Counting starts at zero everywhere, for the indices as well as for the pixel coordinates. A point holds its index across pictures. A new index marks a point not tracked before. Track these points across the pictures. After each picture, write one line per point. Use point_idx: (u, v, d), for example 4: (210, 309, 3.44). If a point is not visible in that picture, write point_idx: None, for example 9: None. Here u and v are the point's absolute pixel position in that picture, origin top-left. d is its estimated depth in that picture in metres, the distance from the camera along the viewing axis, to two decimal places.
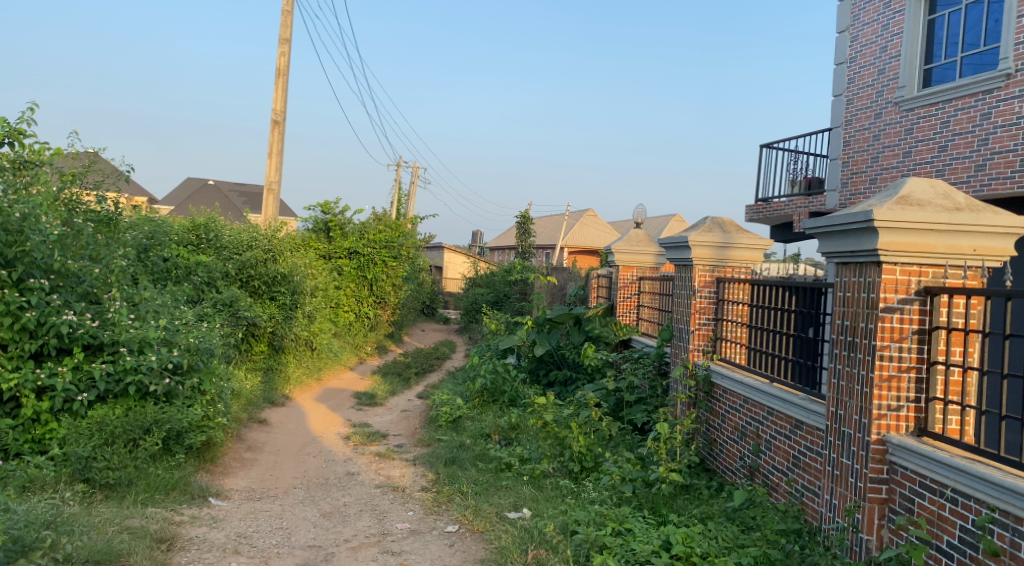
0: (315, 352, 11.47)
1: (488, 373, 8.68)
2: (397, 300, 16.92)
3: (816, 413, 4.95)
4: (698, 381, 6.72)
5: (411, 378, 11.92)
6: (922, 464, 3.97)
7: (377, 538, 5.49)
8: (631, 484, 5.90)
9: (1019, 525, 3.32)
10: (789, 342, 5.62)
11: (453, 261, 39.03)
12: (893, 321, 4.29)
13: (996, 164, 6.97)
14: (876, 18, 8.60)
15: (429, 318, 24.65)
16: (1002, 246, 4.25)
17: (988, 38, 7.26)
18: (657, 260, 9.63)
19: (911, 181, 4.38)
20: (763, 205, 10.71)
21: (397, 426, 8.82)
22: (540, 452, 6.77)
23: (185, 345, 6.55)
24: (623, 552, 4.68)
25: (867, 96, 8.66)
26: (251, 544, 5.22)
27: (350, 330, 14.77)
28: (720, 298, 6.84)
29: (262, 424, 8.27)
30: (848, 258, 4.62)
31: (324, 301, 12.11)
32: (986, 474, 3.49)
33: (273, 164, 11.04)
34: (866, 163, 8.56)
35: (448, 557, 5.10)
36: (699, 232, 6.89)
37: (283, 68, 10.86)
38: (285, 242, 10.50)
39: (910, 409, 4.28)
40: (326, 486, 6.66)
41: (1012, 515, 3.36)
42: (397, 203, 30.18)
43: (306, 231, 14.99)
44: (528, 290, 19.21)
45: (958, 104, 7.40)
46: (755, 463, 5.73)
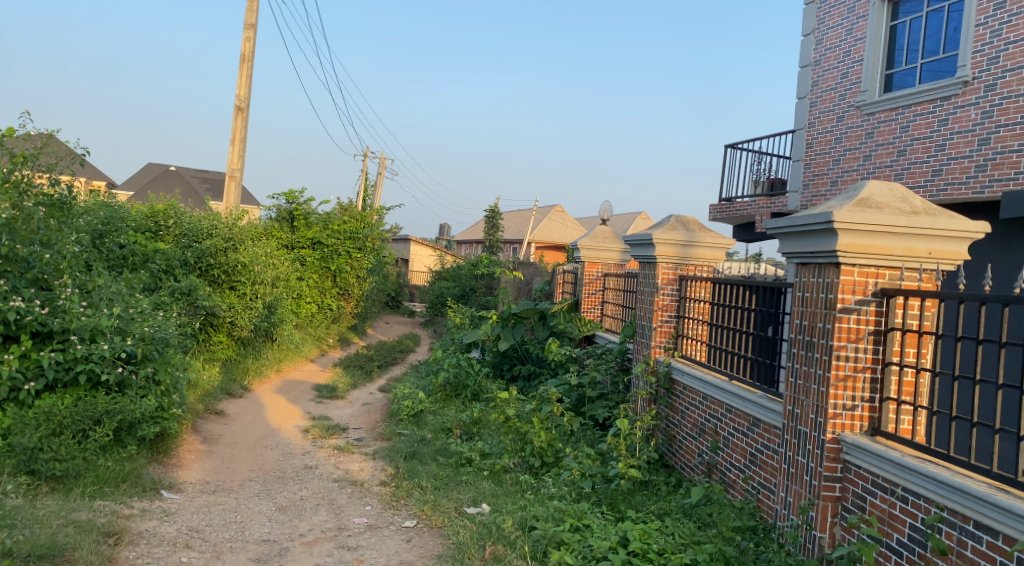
0: (275, 343, 11.28)
1: (451, 368, 8.62)
2: (361, 292, 16.78)
3: (773, 411, 5.02)
4: (659, 377, 6.75)
5: (372, 372, 11.80)
6: (875, 463, 4.04)
7: (333, 532, 5.43)
8: (590, 479, 5.92)
9: (966, 524, 3.43)
10: (748, 341, 5.68)
11: (419, 254, 38.99)
12: (850, 322, 4.36)
13: (952, 169, 7.08)
14: (841, 22, 8.69)
15: (393, 311, 24.54)
16: (956, 250, 4.33)
17: (947, 46, 7.38)
18: (623, 256, 9.58)
19: (871, 183, 4.43)
20: (726, 204, 10.79)
21: (358, 419, 8.73)
22: (501, 447, 6.71)
23: (140, 335, 6.38)
24: (581, 548, 4.71)
25: (830, 100, 8.75)
26: (202, 538, 5.13)
27: (311, 321, 14.57)
28: (682, 296, 6.86)
29: (219, 416, 8.12)
30: (807, 258, 4.70)
31: (285, 291, 11.90)
32: (934, 473, 3.58)
33: (236, 151, 10.80)
34: (828, 164, 8.66)
35: (406, 553, 5.06)
36: (663, 230, 6.89)
37: (248, 54, 10.61)
38: (245, 231, 10.27)
39: (864, 408, 4.36)
40: (283, 479, 6.57)
41: (960, 514, 3.46)
42: (364, 194, 29.90)
43: (269, 220, 14.61)
44: (494, 284, 19.19)
45: (917, 109, 7.52)
46: (713, 459, 5.79)
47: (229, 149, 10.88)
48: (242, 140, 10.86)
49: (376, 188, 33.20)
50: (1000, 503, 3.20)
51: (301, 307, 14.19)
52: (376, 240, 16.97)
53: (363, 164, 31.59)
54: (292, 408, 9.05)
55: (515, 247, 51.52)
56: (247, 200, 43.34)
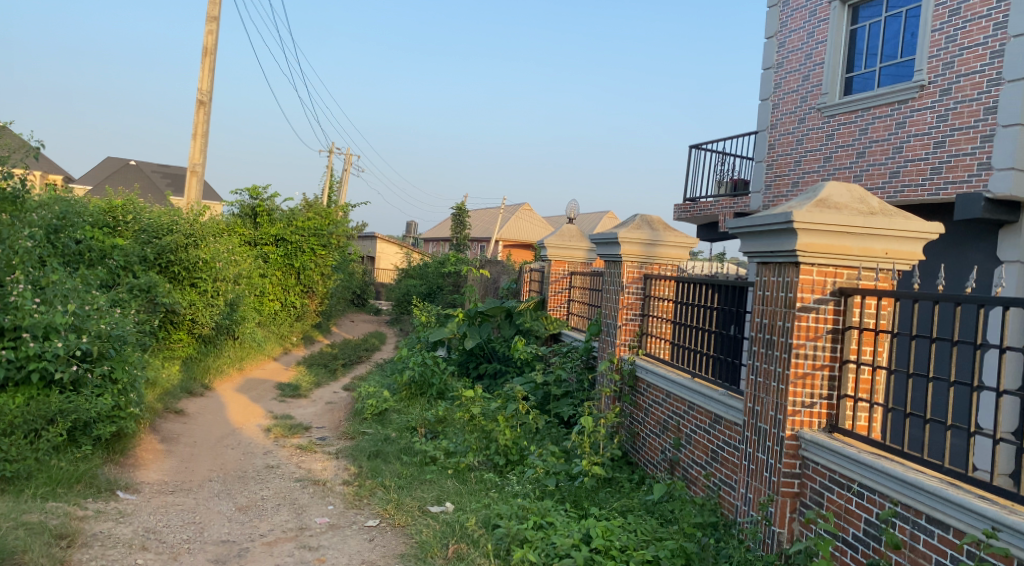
0: (237, 341, 11.12)
1: (416, 366, 8.58)
2: (325, 289, 16.62)
3: (735, 408, 5.09)
4: (623, 375, 6.80)
5: (337, 370, 11.69)
6: (832, 459, 4.12)
7: (294, 532, 5.37)
8: (554, 477, 5.91)
9: (919, 518, 3.50)
10: (710, 339, 5.74)
11: (385, 252, 38.85)
12: (809, 320, 4.43)
13: (909, 171, 7.23)
14: (802, 25, 8.83)
15: (358, 309, 24.35)
16: (911, 250, 4.42)
17: (904, 51, 7.55)
18: (589, 255, 9.61)
19: (830, 184, 4.51)
20: (691, 204, 10.90)
21: (321, 418, 8.63)
22: (466, 445, 6.69)
23: (96, 332, 6.20)
24: (544, 545, 4.71)
25: (792, 102, 8.88)
26: (159, 539, 5.03)
27: (275, 319, 14.39)
28: (646, 294, 6.91)
29: (178, 415, 7.97)
30: (767, 257, 4.76)
31: (247, 289, 11.72)
32: (889, 469, 3.65)
33: (198, 145, 10.61)
34: (790, 165, 8.79)
35: (368, 552, 5.02)
36: (628, 229, 6.93)
37: (210, 47, 10.43)
38: (207, 227, 10.09)
39: (822, 406, 4.43)
40: (243, 479, 6.47)
41: (913, 509, 3.54)
42: (330, 190, 29.63)
43: (232, 216, 14.37)
44: (461, 283, 19.16)
45: (876, 112, 7.67)
46: (676, 456, 5.84)
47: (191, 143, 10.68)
48: (204, 135, 10.67)
49: (342, 185, 32.87)
50: (951, 497, 3.28)
51: (264, 304, 14.00)
52: (340, 238, 16.82)
53: (329, 160, 31.23)
54: (254, 407, 8.92)
55: (483, 246, 51.51)
56: (211, 196, 42.61)
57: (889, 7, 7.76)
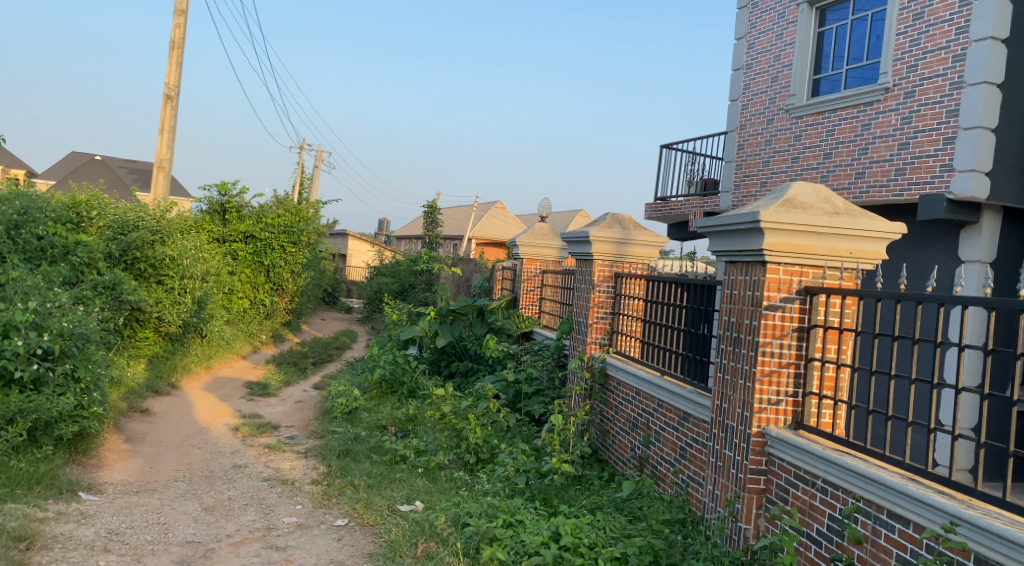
0: (204, 340, 10.98)
1: (387, 365, 8.54)
2: (295, 287, 16.48)
3: (703, 406, 5.14)
4: (594, 373, 6.83)
5: (306, 369, 11.59)
6: (797, 456, 4.17)
7: (261, 533, 5.31)
8: (524, 475, 5.90)
9: (880, 513, 3.56)
10: (680, 337, 5.79)
11: (356, 249, 38.67)
12: (775, 318, 4.48)
13: (874, 172, 7.34)
14: (771, 27, 8.93)
15: (330, 307, 24.18)
16: (874, 250, 4.49)
17: (870, 53, 7.67)
18: (561, 253, 9.62)
19: (796, 185, 4.56)
20: (662, 203, 10.97)
21: (290, 417, 8.55)
22: (436, 444, 6.68)
23: (58, 330, 6.03)
24: (513, 543, 4.72)
25: (761, 103, 8.98)
26: (122, 541, 4.94)
27: (243, 317, 14.22)
28: (617, 292, 6.94)
29: (144, 414, 7.84)
30: (735, 256, 4.81)
31: (216, 286, 11.57)
32: (852, 465, 3.71)
33: (165, 140, 10.46)
34: (758, 166, 8.88)
35: (336, 552, 4.98)
36: (600, 228, 6.95)
37: (177, 41, 10.27)
38: (174, 223, 9.94)
39: (788, 403, 4.49)
40: (210, 479, 6.38)
41: (875, 504, 3.60)
42: (301, 187, 29.37)
43: (200, 212, 14.17)
44: (434, 281, 19.11)
45: (843, 114, 7.77)
46: (645, 453, 5.88)
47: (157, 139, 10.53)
48: (171, 130, 10.52)
49: (313, 182, 32.59)
50: (911, 493, 3.34)
51: (233, 302, 13.84)
52: (311, 235, 16.71)
53: (301, 157, 30.93)
54: (222, 406, 8.80)
55: (456, 244, 51.45)
56: (180, 192, 41.99)
57: (855, 10, 7.88)
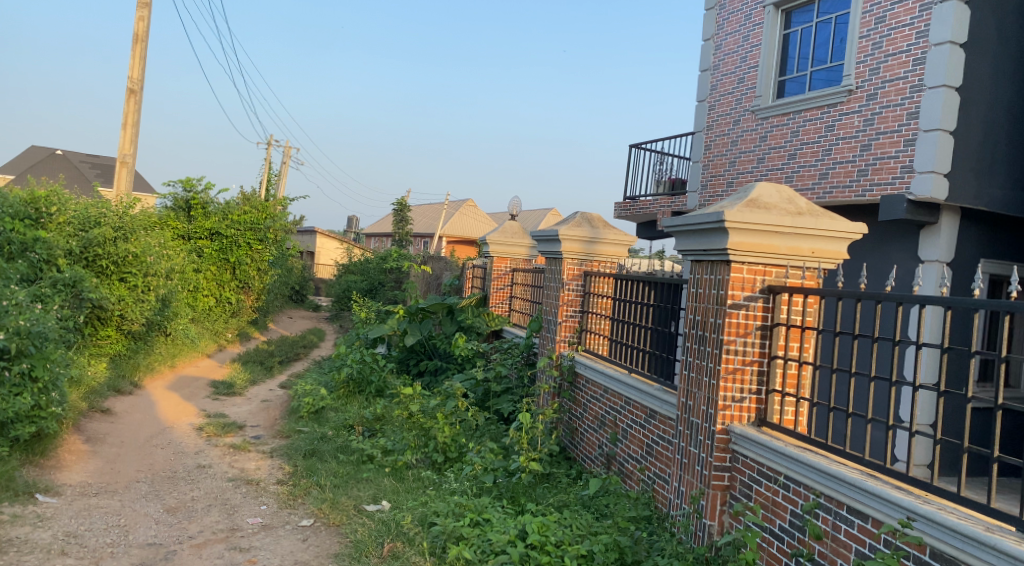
0: (168, 338, 10.81)
1: (355, 363, 8.50)
2: (261, 285, 16.29)
3: (668, 403, 5.18)
4: (563, 371, 6.85)
5: (273, 368, 11.47)
6: (760, 453, 4.22)
7: (225, 534, 5.24)
8: (492, 473, 5.88)
9: (840, 509, 3.62)
10: (647, 336, 5.83)
11: (325, 247, 38.44)
12: (739, 317, 4.52)
13: (837, 172, 7.45)
14: (738, 29, 9.03)
15: (297, 305, 23.96)
16: (835, 249, 4.56)
17: (834, 56, 7.78)
18: (532, 252, 9.62)
19: (760, 185, 4.61)
20: (630, 202, 11.04)
21: (256, 417, 8.46)
22: (404, 443, 6.65)
23: (15, 329, 5.82)
24: (480, 542, 4.71)
25: (728, 103, 9.06)
26: (81, 544, 4.84)
27: (209, 316, 14.03)
28: (586, 291, 6.97)
29: (104, 414, 7.69)
30: (700, 256, 4.85)
31: (180, 284, 11.40)
32: (813, 462, 3.76)
33: (128, 135, 10.26)
34: (725, 166, 8.97)
35: (301, 552, 4.93)
36: (569, 226, 6.97)
37: (141, 34, 10.09)
38: (137, 220, 9.75)
39: (751, 400, 4.54)
40: (173, 479, 6.28)
41: (835, 500, 3.66)
42: (268, 184, 29.05)
43: (164, 208, 13.93)
44: (404, 279, 19.05)
45: (807, 115, 7.88)
46: (612, 451, 5.91)
47: (120, 133, 10.33)
48: (134, 124, 10.33)
49: (281, 178, 32.24)
50: (869, 488, 3.39)
51: (197, 300, 13.64)
52: (277, 232, 16.55)
53: (268, 153, 30.58)
54: (186, 406, 8.67)
55: (428, 241, 51.30)
56: (146, 188, 41.24)
57: (820, 13, 7.99)
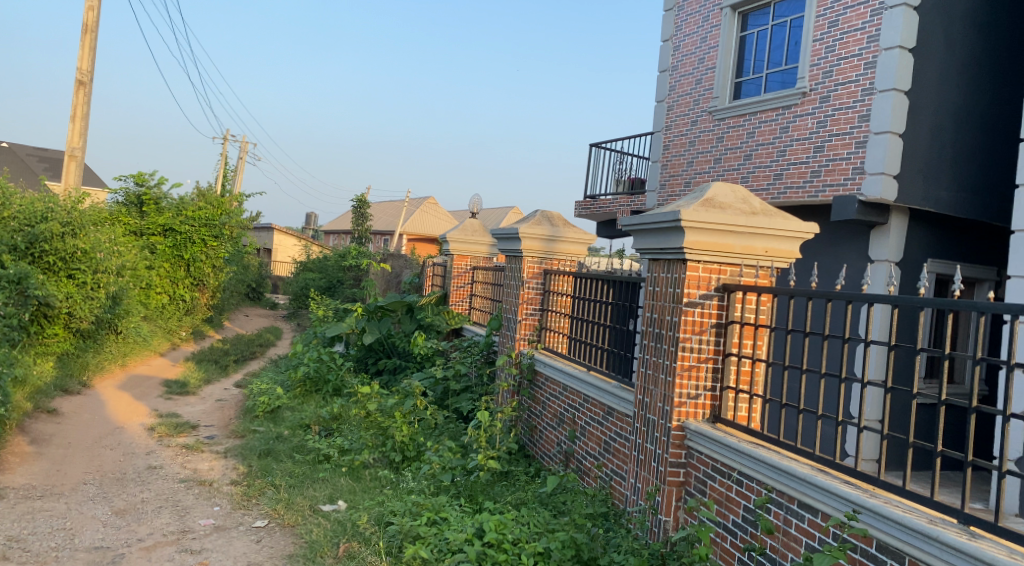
0: (118, 337, 10.55)
1: (312, 362, 8.41)
2: (217, 282, 16.02)
3: (626, 400, 5.22)
4: (522, 369, 6.86)
5: (228, 366, 11.28)
6: (714, 449, 4.28)
7: (175, 536, 5.13)
8: (450, 472, 5.84)
9: (791, 504, 3.68)
10: (606, 334, 5.87)
11: (283, 244, 38.03)
12: (695, 315, 4.57)
13: (791, 173, 7.58)
14: (696, 30, 9.13)
15: (254, 303, 23.61)
16: (788, 249, 4.63)
17: (789, 58, 7.92)
18: (492, 250, 9.61)
19: (715, 185, 4.66)
20: (591, 201, 11.11)
21: (209, 417, 8.30)
22: (361, 442, 6.60)
23: None
24: (437, 541, 4.69)
25: (686, 104, 9.16)
26: (23, 548, 4.70)
27: (162, 313, 13.74)
28: (546, 289, 6.98)
29: (51, 415, 7.47)
30: (657, 255, 4.89)
31: (132, 281, 11.14)
32: (765, 457, 3.83)
33: (77, 128, 9.99)
34: (683, 166, 9.07)
35: (254, 554, 4.86)
36: (529, 224, 6.98)
37: (90, 24, 9.82)
38: (86, 215, 9.49)
39: (706, 397, 4.59)
40: (122, 481, 6.13)
41: (786, 495, 3.72)
42: (225, 179, 28.57)
43: (115, 204, 13.60)
44: (363, 276, 18.92)
45: (762, 117, 8.01)
46: (571, 448, 5.94)
47: (69, 126, 10.05)
48: (84, 117, 10.06)
49: (238, 174, 31.68)
50: (819, 483, 3.46)
51: (149, 297, 13.34)
52: (233, 228, 16.28)
53: (224, 148, 30.04)
54: (137, 405, 8.47)
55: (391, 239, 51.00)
56: (98, 183, 40.12)
57: (775, 17, 8.13)
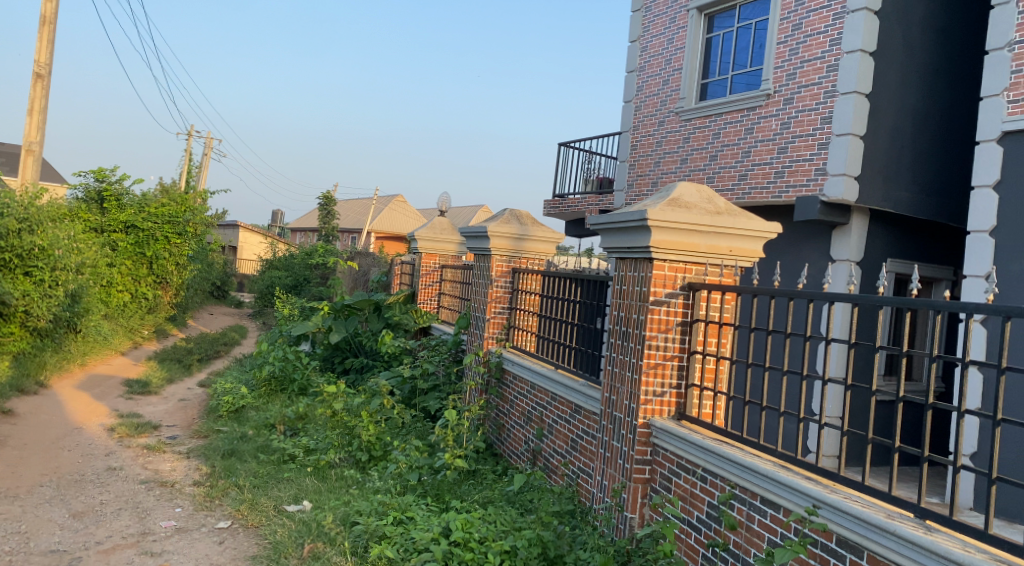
0: (77, 336, 10.33)
1: (277, 361, 8.31)
2: (180, 280, 15.77)
3: (593, 398, 5.25)
4: (490, 367, 6.87)
5: (192, 365, 11.11)
6: (679, 446, 4.32)
7: (135, 539, 5.03)
8: (417, 471, 5.82)
9: (754, 500, 3.73)
10: (574, 332, 5.90)
11: (248, 242, 37.60)
12: (661, 313, 4.61)
13: (755, 174, 7.69)
14: (663, 31, 9.21)
15: (218, 302, 23.29)
16: (752, 248, 4.69)
17: (754, 60, 8.02)
18: (460, 248, 9.60)
19: (681, 185, 4.71)
20: (560, 200, 11.15)
21: (172, 416, 8.16)
22: (327, 442, 6.55)
23: None
24: (403, 541, 4.67)
25: (653, 105, 9.24)
26: None
27: (123, 312, 13.47)
28: (515, 288, 6.99)
29: (6, 416, 7.28)
30: (624, 253, 4.92)
31: (92, 279, 10.91)
32: (728, 454, 3.87)
33: (34, 122, 9.76)
34: (650, 166, 9.15)
35: (217, 555, 4.78)
36: (497, 223, 6.98)
37: (48, 15, 9.60)
38: (44, 211, 9.27)
39: (671, 394, 4.63)
40: (80, 483, 6.00)
41: (749, 491, 3.76)
42: (188, 176, 28.11)
43: (75, 200, 13.31)
44: (331, 275, 18.78)
45: (727, 118, 8.11)
46: (538, 446, 5.96)
47: (26, 120, 9.81)
48: (41, 111, 9.83)
49: (202, 170, 31.19)
50: (780, 478, 3.51)
51: (111, 295, 13.07)
52: (197, 226, 16.04)
53: (188, 144, 29.53)
54: (97, 406, 8.30)
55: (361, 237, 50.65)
56: (58, 179, 39.16)
57: (740, 19, 8.24)
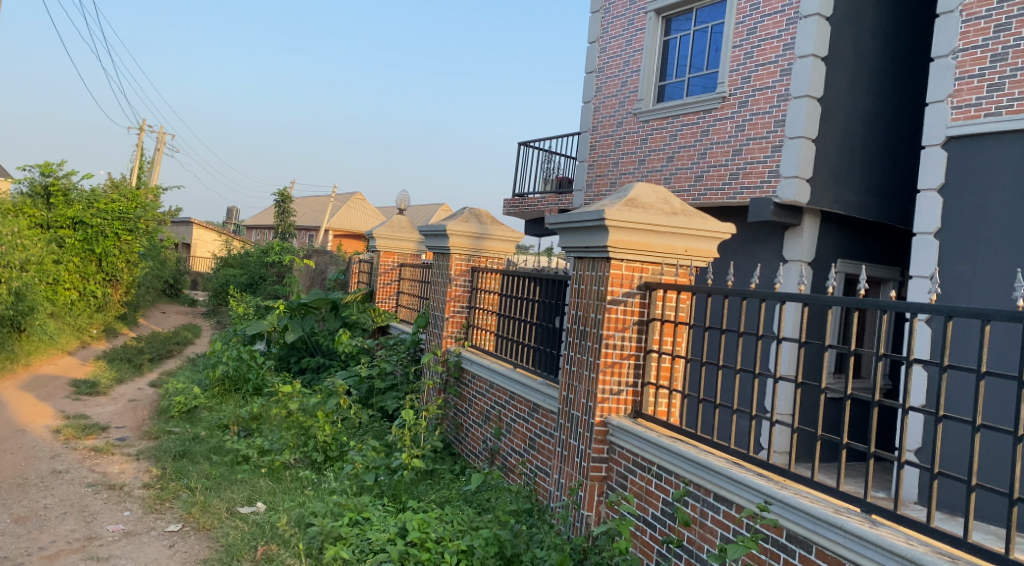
0: (21, 335, 10.01)
1: (230, 361, 8.09)
2: (131, 278, 15.39)
3: (551, 397, 5.27)
4: (449, 366, 6.85)
5: (143, 366, 10.85)
6: (635, 444, 4.36)
7: (81, 543, 4.89)
8: (373, 471, 5.78)
9: (707, 496, 3.78)
10: (532, 331, 5.92)
11: (202, 238, 36.89)
12: (618, 312, 4.65)
13: (711, 175, 7.80)
14: (621, 33, 9.29)
15: (172, 300, 22.79)
16: (706, 248, 4.76)
17: (710, 63, 8.14)
18: (420, 247, 9.55)
19: (637, 185, 4.75)
20: (520, 199, 11.17)
21: (121, 418, 7.96)
22: (282, 443, 6.47)
23: None
24: (359, 542, 4.64)
25: (611, 106, 9.32)
26: None
27: (71, 310, 13.10)
28: (474, 287, 6.99)
29: None
30: (582, 253, 4.95)
31: (37, 277, 10.57)
32: (683, 451, 3.93)
33: None
34: (609, 166, 9.22)
35: (166, 559, 4.68)
36: (457, 222, 6.96)
37: None
38: None
39: (628, 393, 4.67)
40: (23, 487, 5.81)
41: (703, 488, 3.82)
42: (140, 171, 27.44)
43: (19, 195, 12.90)
44: (288, 273, 18.53)
45: (684, 120, 8.22)
46: (496, 445, 5.96)
47: None
48: None
49: (155, 166, 30.46)
50: (733, 475, 3.57)
51: (57, 293, 12.70)
52: (149, 222, 15.67)
53: (140, 137, 28.79)
54: (42, 407, 8.06)
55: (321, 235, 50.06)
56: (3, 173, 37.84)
57: (697, 22, 8.35)
